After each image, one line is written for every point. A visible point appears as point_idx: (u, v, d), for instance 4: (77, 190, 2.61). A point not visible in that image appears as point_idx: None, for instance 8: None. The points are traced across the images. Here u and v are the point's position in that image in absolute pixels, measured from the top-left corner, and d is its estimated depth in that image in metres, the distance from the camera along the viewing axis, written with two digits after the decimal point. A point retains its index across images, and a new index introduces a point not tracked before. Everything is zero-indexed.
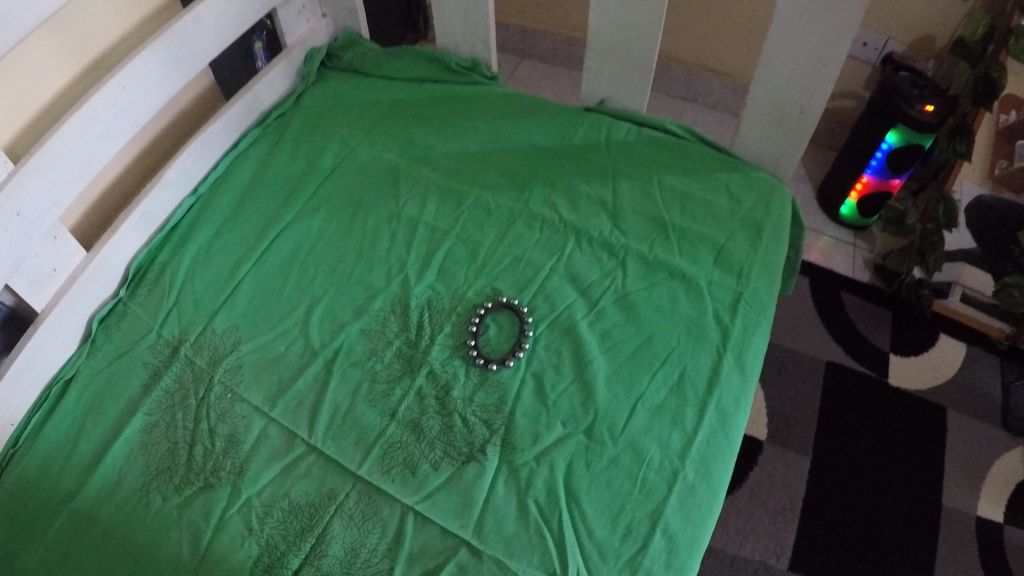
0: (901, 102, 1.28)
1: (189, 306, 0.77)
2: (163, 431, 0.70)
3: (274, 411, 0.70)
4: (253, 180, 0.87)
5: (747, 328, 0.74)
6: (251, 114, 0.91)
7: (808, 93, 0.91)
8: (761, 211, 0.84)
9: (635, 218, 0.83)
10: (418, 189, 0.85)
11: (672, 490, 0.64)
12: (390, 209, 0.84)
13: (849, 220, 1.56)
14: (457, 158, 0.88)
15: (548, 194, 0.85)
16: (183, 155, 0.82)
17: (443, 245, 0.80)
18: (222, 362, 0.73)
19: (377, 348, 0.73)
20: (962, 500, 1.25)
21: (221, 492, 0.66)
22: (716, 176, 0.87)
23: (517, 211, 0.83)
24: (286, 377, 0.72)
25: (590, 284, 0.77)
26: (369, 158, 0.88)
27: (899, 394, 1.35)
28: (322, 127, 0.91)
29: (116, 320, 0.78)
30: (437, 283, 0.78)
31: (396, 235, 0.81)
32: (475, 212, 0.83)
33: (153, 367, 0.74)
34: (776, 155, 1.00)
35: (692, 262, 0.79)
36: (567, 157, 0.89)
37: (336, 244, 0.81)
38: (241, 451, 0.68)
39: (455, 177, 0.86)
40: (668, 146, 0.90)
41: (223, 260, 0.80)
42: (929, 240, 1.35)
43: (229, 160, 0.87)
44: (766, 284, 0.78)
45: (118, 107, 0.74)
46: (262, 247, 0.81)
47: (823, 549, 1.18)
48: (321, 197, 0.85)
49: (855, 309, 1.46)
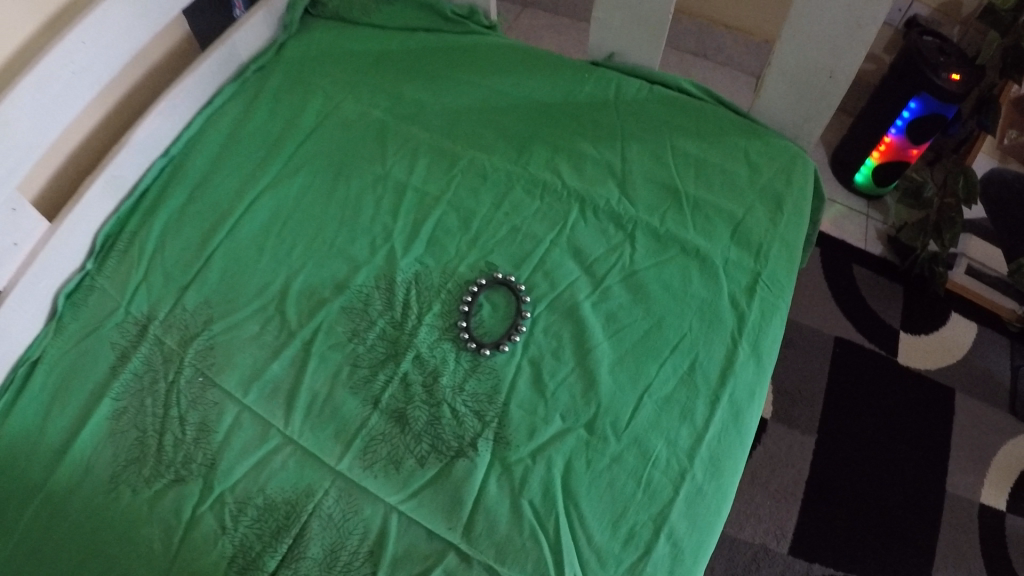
0: (925, 70, 1.20)
1: (159, 280, 0.70)
2: (133, 419, 0.64)
3: (247, 398, 0.64)
4: (228, 141, 0.79)
5: (765, 313, 0.68)
6: (228, 68, 0.82)
7: (839, 56, 0.83)
8: (783, 181, 0.77)
9: (645, 186, 0.76)
10: (407, 148, 0.78)
11: (679, 492, 0.58)
12: (377, 171, 0.77)
13: (863, 189, 1.48)
14: (450, 115, 0.81)
15: (550, 156, 0.78)
16: (152, 113, 0.74)
17: (433, 213, 0.74)
18: (193, 343, 0.67)
19: (359, 329, 0.67)
20: (966, 486, 1.20)
21: (192, 487, 0.61)
22: (735, 143, 0.80)
23: (516, 175, 0.76)
24: (260, 360, 0.66)
25: (595, 259, 0.70)
26: (355, 115, 0.81)
27: (909, 373, 1.30)
28: (305, 79, 0.83)
29: (83, 295, 0.70)
30: (426, 255, 0.71)
31: (382, 201, 0.75)
32: (469, 176, 0.76)
33: (120, 346, 0.67)
34: (798, 122, 0.93)
35: (706, 239, 0.72)
36: (572, 118, 0.81)
37: (318, 209, 0.74)
38: (214, 440, 0.62)
39: (448, 137, 0.79)
40: (682, 107, 0.82)
41: (194, 229, 0.73)
42: (948, 215, 1.27)
43: (204, 118, 0.79)
44: (786, 263, 0.72)
45: (76, 65, 0.66)
46: (237, 214, 0.74)
47: (824, 533, 1.14)
48: (303, 157, 0.78)
49: (866, 282, 1.39)
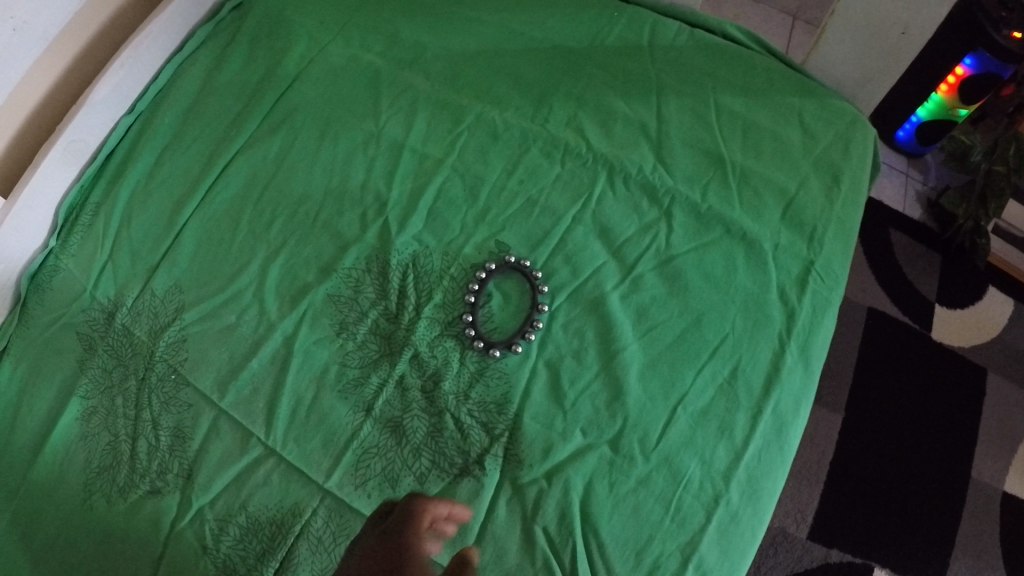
0: (986, 25, 1.06)
1: (126, 262, 0.64)
2: (103, 420, 0.60)
3: (224, 401, 0.58)
4: (201, 92, 0.71)
5: (818, 310, 0.60)
6: (201, 8, 0.75)
7: (916, 11, 0.72)
8: (840, 152, 0.68)
9: (685, 151, 0.66)
10: (404, 99, 0.68)
11: (711, 519, 0.52)
12: (369, 128, 0.66)
13: (904, 147, 1.35)
14: (453, 61, 0.71)
15: (573, 112, 0.68)
16: (114, 67, 0.68)
17: (434, 178, 0.64)
18: (165, 334, 0.60)
19: (348, 321, 0.59)
20: (990, 473, 1.14)
21: (169, 500, 0.57)
22: (786, 102, 0.70)
23: (533, 134, 0.66)
24: (238, 356, 0.59)
25: (624, 240, 0.62)
26: (343, 60, 0.70)
27: (943, 351, 1.21)
28: (287, 18, 0.72)
29: (47, 278, 0.65)
30: (425, 233, 0.62)
31: (374, 163, 0.65)
32: (478, 134, 0.66)
33: (87, 338, 0.62)
34: (860, 81, 0.82)
35: (754, 218, 0.63)
36: (596, 64, 0.71)
37: (301, 172, 0.65)
38: (190, 449, 0.57)
39: (452, 88, 0.69)
40: (727, 54, 0.73)
41: (163, 199, 0.66)
42: (996, 185, 1.15)
43: (173, 69, 0.73)
44: (843, 249, 0.63)
45: (16, 20, 0.60)
46: (207, 183, 0.65)
47: (843, 517, 1.08)
48: (284, 110, 0.68)
49: (903, 251, 1.29)
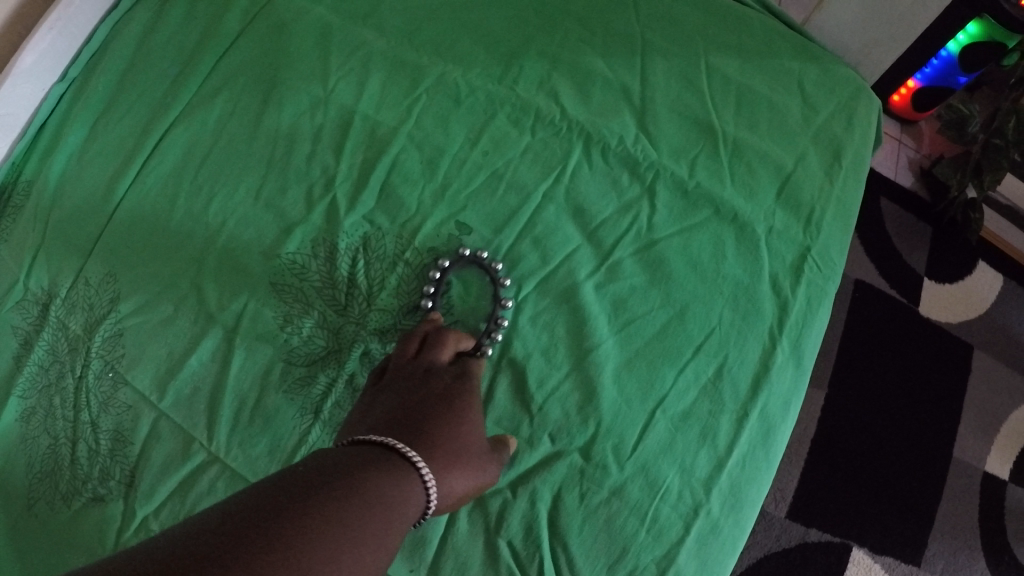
0: None
1: (58, 247, 0.58)
2: (43, 420, 0.56)
3: (163, 402, 0.53)
4: (137, 52, 0.64)
5: (811, 302, 0.55)
6: None
7: None
8: (840, 125, 0.62)
9: (671, 123, 0.61)
10: (357, 57, 0.61)
11: (689, 531, 0.48)
12: (316, 93, 0.60)
13: (898, 112, 1.27)
14: (413, 14, 0.64)
15: (545, 72, 0.62)
16: (43, 28, 0.62)
17: (389, 148, 0.58)
18: (100, 328, 0.55)
19: (292, 314, 0.54)
20: (972, 452, 1.12)
21: (113, 508, 0.52)
22: (784, 66, 0.64)
23: (500, 100, 0.60)
24: (176, 352, 0.54)
25: (600, 223, 0.56)
26: (290, 14, 0.63)
27: (929, 327, 1.18)
28: None
29: None
30: (377, 211, 0.56)
31: (323, 130, 0.59)
32: (438, 98, 0.60)
33: (23, 333, 0.57)
34: (865, 47, 0.76)
35: (746, 198, 0.58)
36: (574, 20, 0.65)
37: (243, 143, 0.59)
38: (131, 454, 0.53)
39: (411, 45, 0.62)
40: (721, 11, 0.67)
41: (97, 176, 0.59)
42: (993, 158, 1.09)
43: (110, 28, 0.66)
44: (839, 233, 0.59)
45: None
46: (140, 158, 0.59)
47: (823, 497, 1.05)
48: (225, 72, 0.61)
49: (894, 222, 1.24)
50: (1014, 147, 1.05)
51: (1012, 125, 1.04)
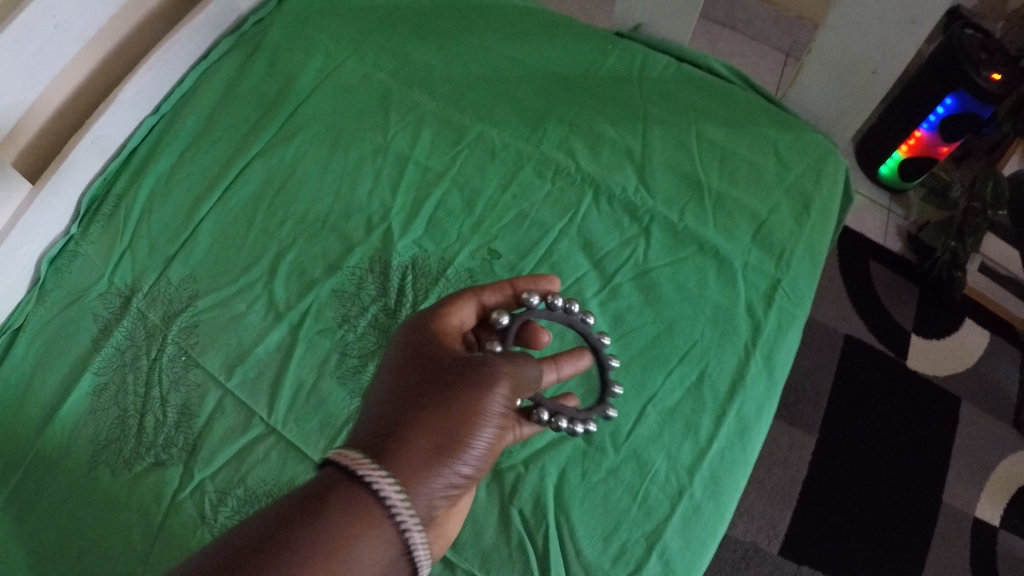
0: (967, 65, 1.13)
1: (144, 250, 0.70)
2: (113, 396, 0.64)
3: (230, 381, 0.62)
4: (222, 99, 0.77)
5: (782, 324, 0.64)
6: (226, 19, 0.81)
7: (884, 51, 0.77)
8: (811, 181, 0.73)
9: (665, 177, 0.72)
10: (411, 116, 0.75)
11: (675, 510, 0.56)
12: (377, 141, 0.74)
13: (887, 181, 1.40)
14: (458, 84, 0.77)
15: (565, 135, 0.74)
16: (142, 69, 0.73)
17: (435, 190, 0.71)
18: (177, 320, 0.65)
19: (350, 315, 0.64)
20: (962, 499, 1.17)
21: (171, 472, 0.60)
22: (765, 132, 0.76)
23: (526, 154, 0.73)
24: (245, 342, 0.64)
25: (605, 254, 0.68)
26: (357, 77, 0.77)
27: (917, 380, 1.25)
28: (306, 35, 0.80)
29: (66, 262, 0.71)
30: (424, 239, 0.69)
31: (381, 173, 0.72)
32: (477, 152, 0.73)
33: (103, 320, 0.67)
34: (835, 116, 0.87)
35: (726, 238, 0.69)
36: (589, 94, 0.78)
37: (313, 176, 0.72)
38: (195, 425, 0.61)
39: (456, 108, 0.76)
40: (709, 89, 0.79)
41: (182, 194, 0.72)
42: (972, 221, 1.21)
43: (197, 74, 0.79)
44: (809, 270, 0.68)
45: (59, 19, 0.64)
46: (226, 181, 0.72)
47: (817, 533, 1.12)
48: (300, 121, 0.75)
49: (882, 281, 1.34)
50: (988, 207, 1.17)
51: (988, 188, 1.17)
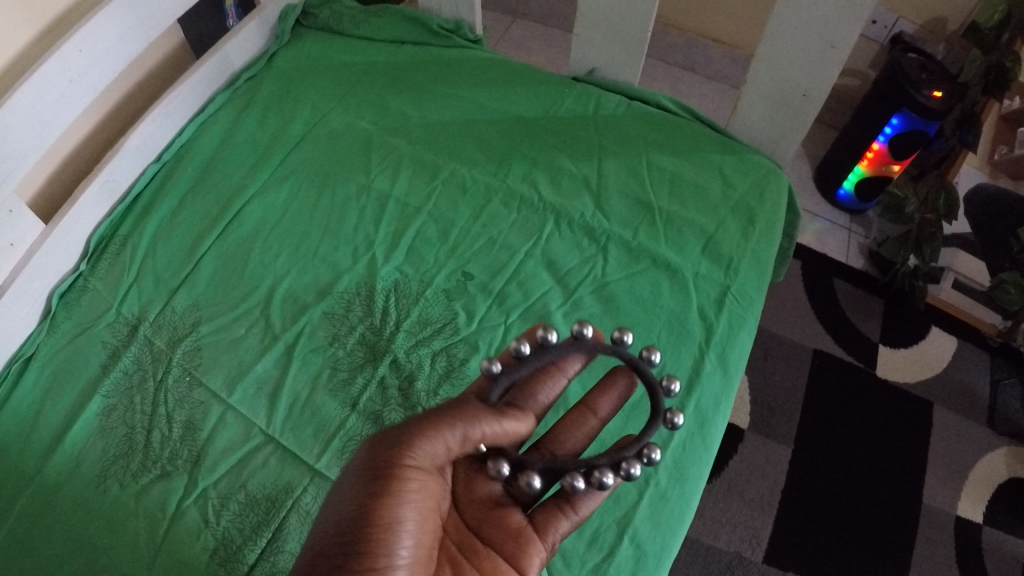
0: (908, 85, 1.20)
1: (149, 284, 0.76)
2: (122, 415, 0.68)
3: (232, 398, 0.68)
4: (219, 146, 0.85)
5: (733, 325, 0.70)
6: (221, 76, 0.90)
7: (811, 76, 0.84)
8: (754, 199, 0.79)
9: (620, 201, 0.79)
10: (391, 158, 0.83)
11: (643, 496, 0.62)
12: (361, 181, 0.81)
13: (846, 204, 1.48)
14: (433, 128, 0.85)
15: (528, 169, 0.81)
16: (147, 120, 0.81)
17: (414, 222, 0.78)
18: (181, 344, 0.71)
19: (340, 333, 0.71)
20: (939, 498, 1.20)
21: (177, 482, 0.64)
22: (709, 157, 0.82)
23: (494, 187, 0.80)
24: (246, 361, 0.70)
25: (567, 271, 0.74)
26: (341, 125, 0.86)
27: (887, 388, 1.30)
28: (293, 90, 0.89)
29: (75, 295, 0.76)
30: (405, 264, 0.75)
31: (365, 210, 0.79)
32: (450, 189, 0.80)
33: (112, 347, 0.72)
34: (775, 137, 0.94)
35: (678, 252, 0.75)
36: (549, 133, 0.85)
37: (302, 216, 0.79)
38: (199, 438, 0.66)
39: (430, 150, 0.83)
40: (660, 125, 0.85)
41: (184, 233, 0.79)
42: (928, 232, 1.27)
43: (196, 126, 0.86)
44: (757, 277, 0.74)
45: (72, 72, 0.72)
46: (225, 221, 0.79)
47: (800, 540, 1.14)
48: (290, 166, 0.83)
49: (847, 297, 1.39)
50: (943, 217, 1.23)
51: (941, 200, 1.23)
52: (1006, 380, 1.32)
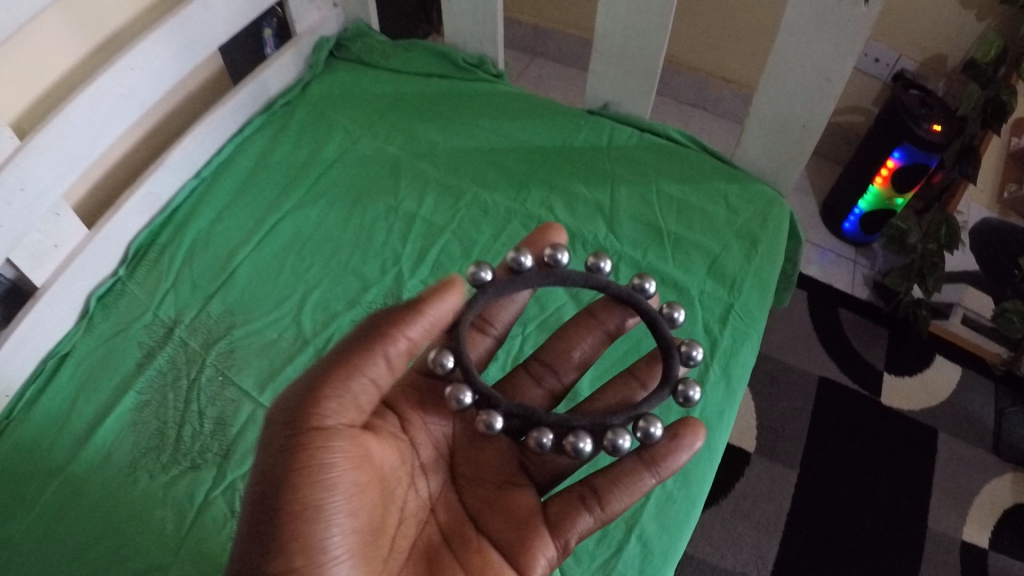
0: (908, 120, 1.24)
1: (186, 289, 0.83)
2: (155, 410, 0.75)
3: (262, 396, 0.75)
4: (255, 167, 0.92)
5: (736, 340, 0.74)
6: (259, 101, 0.97)
7: (810, 108, 0.88)
8: (758, 223, 0.84)
9: (631, 225, 0.84)
10: (417, 182, 0.89)
11: (648, 497, 0.65)
12: (389, 203, 0.88)
13: (851, 237, 1.50)
14: (457, 155, 0.92)
15: (546, 195, 0.87)
16: (188, 138, 0.88)
17: (439, 240, 0.84)
18: (215, 346, 0.78)
19: None
20: (946, 523, 1.20)
21: (206, 474, 0.71)
22: (714, 186, 0.87)
23: (514, 211, 0.86)
24: (276, 364, 0.77)
25: (581, 287, 0.79)
26: (371, 150, 0.93)
27: (892, 415, 1.29)
28: (326, 116, 0.96)
29: (114, 297, 0.83)
30: (430, 278, 0.82)
31: (393, 228, 0.86)
32: (473, 211, 0.87)
33: (147, 347, 0.79)
34: (777, 168, 0.98)
35: (685, 271, 0.80)
36: (565, 160, 0.91)
37: (334, 234, 0.86)
38: (229, 433, 0.73)
39: (455, 175, 0.90)
40: (669, 154, 0.91)
41: (220, 245, 0.86)
42: (930, 261, 1.29)
43: (233, 146, 0.93)
44: (759, 296, 0.78)
45: (125, 88, 0.80)
46: (261, 235, 0.86)
47: (804, 563, 1.15)
48: (323, 187, 0.90)
49: (852, 326, 1.39)
50: (944, 247, 1.27)
51: (943, 230, 1.26)
52: (1010, 408, 1.32)
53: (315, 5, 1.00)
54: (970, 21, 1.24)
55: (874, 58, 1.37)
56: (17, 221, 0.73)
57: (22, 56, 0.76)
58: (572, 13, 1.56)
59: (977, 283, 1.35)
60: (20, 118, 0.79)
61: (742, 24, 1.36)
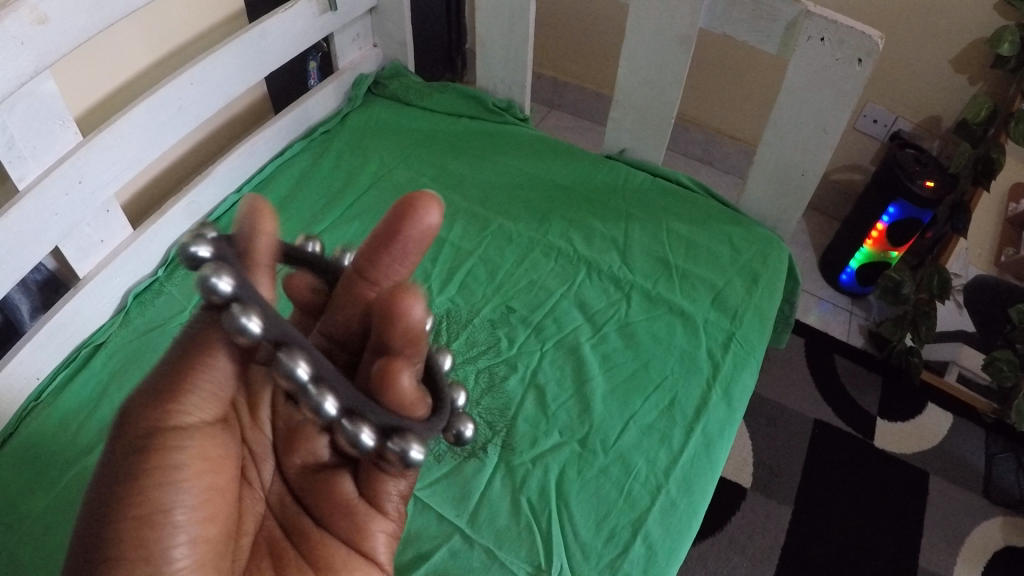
0: (902, 176, 1.31)
1: None
2: None
3: None
4: (295, 186, 1.01)
5: (736, 365, 0.81)
6: (300, 127, 1.07)
7: (809, 158, 0.95)
8: (759, 262, 0.91)
9: (642, 257, 0.91)
10: (447, 211, 0.97)
11: (654, 502, 0.71)
12: None
13: (848, 288, 1.57)
14: (484, 188, 1.00)
15: (565, 229, 0.95)
16: (234, 154, 0.97)
17: (467, 264, 0.92)
18: None
19: None
20: (937, 561, 1.21)
21: None
22: (721, 228, 0.94)
23: (536, 241, 0.94)
24: None
25: (596, 311, 0.86)
26: (406, 179, 1.02)
27: (886, 457, 1.32)
28: (364, 147, 1.05)
29: (151, 296, 0.90)
30: (456, 296, 0.89)
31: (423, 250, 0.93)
32: (497, 238, 0.94)
33: None
34: (777, 214, 1.05)
35: (690, 301, 0.86)
36: (582, 198, 0.99)
37: None
38: None
39: (481, 207, 0.98)
40: (678, 196, 0.98)
41: None
42: (922, 310, 1.35)
43: (275, 165, 1.02)
44: (758, 327, 0.84)
45: (183, 102, 0.87)
46: None
47: None
48: (357, 209, 0.98)
49: (847, 373, 1.44)
50: (937, 297, 1.33)
51: (936, 280, 1.32)
52: (1001, 454, 1.35)
53: (355, 45, 1.11)
54: (963, 83, 1.33)
55: (872, 119, 1.46)
56: (73, 210, 0.80)
57: (90, 68, 0.84)
58: (589, 69, 1.66)
59: (973, 341, 1.40)
60: (82, 118, 0.86)
61: (748, 81, 1.45)
